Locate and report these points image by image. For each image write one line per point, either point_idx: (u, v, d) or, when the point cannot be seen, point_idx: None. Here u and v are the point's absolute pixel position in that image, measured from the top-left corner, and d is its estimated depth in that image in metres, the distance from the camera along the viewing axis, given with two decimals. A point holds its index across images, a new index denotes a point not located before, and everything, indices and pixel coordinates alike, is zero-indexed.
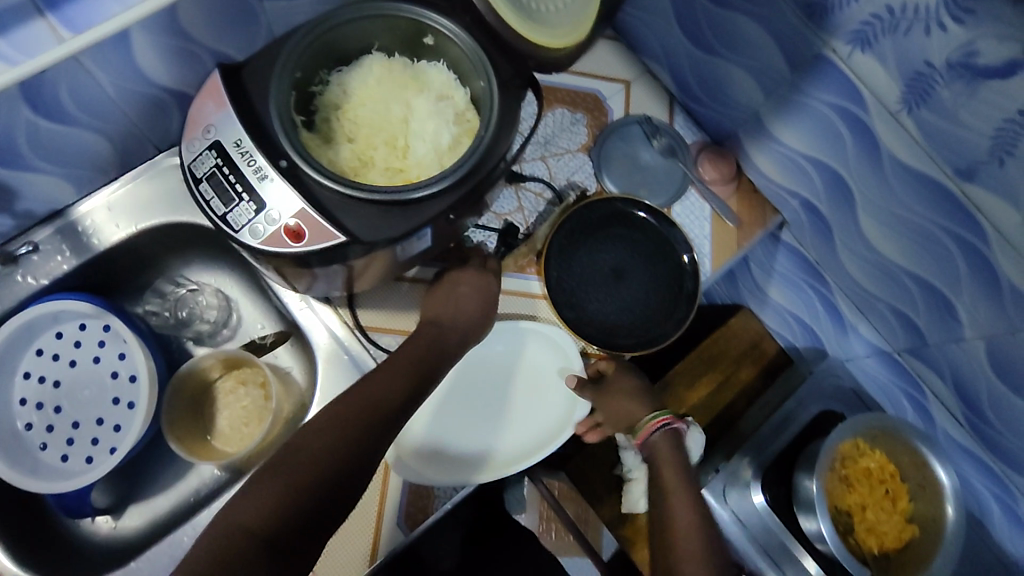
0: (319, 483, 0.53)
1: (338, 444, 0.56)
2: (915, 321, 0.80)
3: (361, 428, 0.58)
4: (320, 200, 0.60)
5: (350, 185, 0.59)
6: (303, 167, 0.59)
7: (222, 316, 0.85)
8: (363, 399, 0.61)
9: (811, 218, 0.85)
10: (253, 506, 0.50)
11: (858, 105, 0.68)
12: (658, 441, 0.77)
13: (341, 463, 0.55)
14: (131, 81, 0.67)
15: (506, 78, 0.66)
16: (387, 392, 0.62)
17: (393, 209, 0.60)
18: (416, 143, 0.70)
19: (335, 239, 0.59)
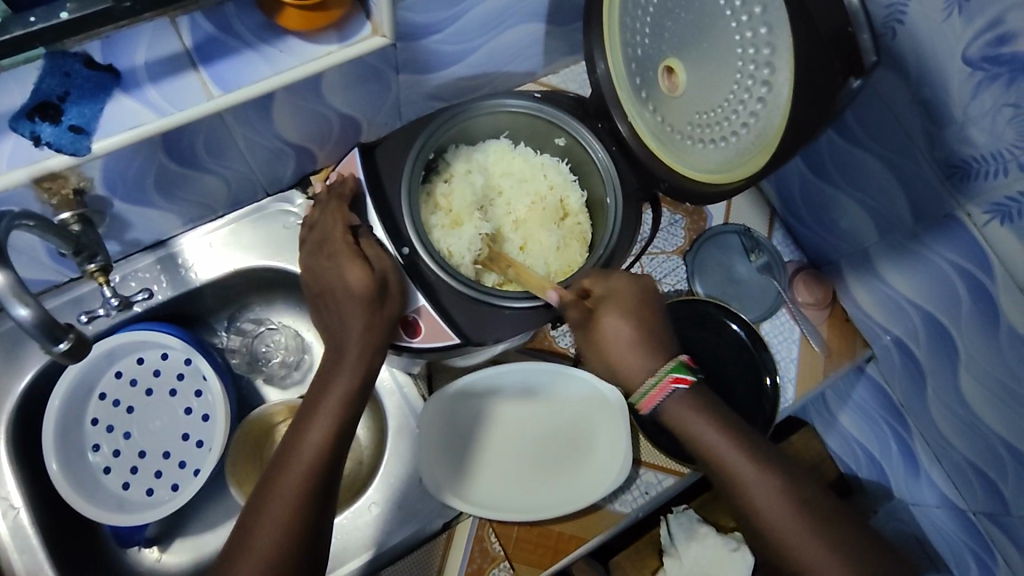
0: (310, 506, 0.52)
1: (318, 465, 0.53)
2: (1000, 488, 0.77)
3: (321, 463, 0.53)
4: (439, 295, 0.62)
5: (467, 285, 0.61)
6: (423, 255, 0.61)
7: (295, 358, 0.86)
8: (319, 410, 0.56)
9: (904, 360, 0.82)
10: (275, 510, 0.51)
11: (983, 270, 0.66)
12: (670, 410, 0.57)
13: (324, 473, 0.53)
14: (261, 136, 0.68)
15: (630, 190, 0.66)
16: (328, 414, 0.55)
17: (505, 311, 0.62)
18: (468, 227, 0.68)
19: (449, 340, 0.61)
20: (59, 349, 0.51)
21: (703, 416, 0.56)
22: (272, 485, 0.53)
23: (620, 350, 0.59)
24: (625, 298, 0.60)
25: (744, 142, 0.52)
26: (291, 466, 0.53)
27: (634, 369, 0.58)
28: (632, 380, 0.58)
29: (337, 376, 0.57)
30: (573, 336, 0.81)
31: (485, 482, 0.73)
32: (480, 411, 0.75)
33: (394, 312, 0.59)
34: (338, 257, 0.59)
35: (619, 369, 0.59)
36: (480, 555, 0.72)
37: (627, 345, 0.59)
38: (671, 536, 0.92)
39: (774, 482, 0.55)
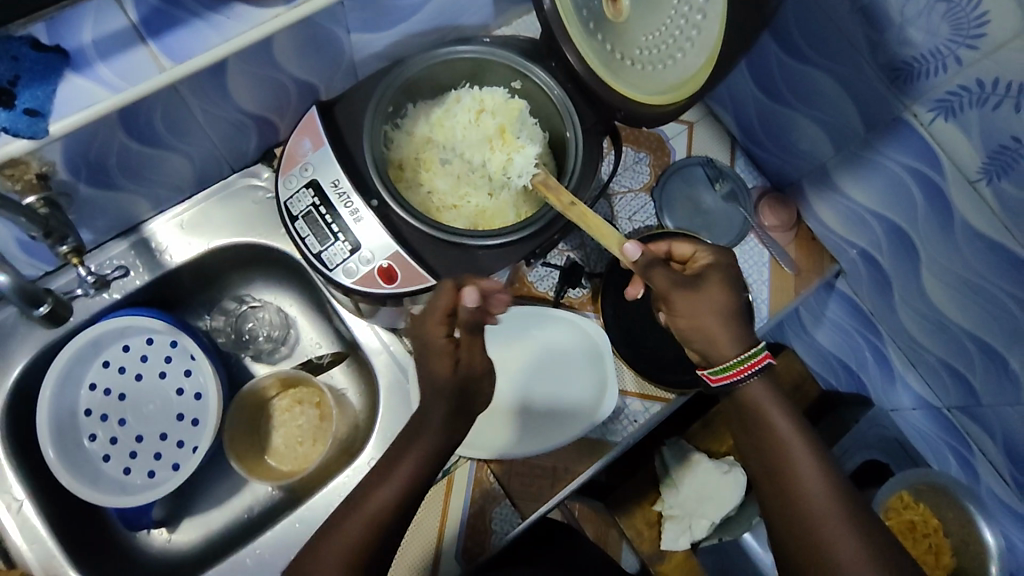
0: (361, 565, 0.52)
1: (375, 529, 0.54)
2: (970, 380, 0.81)
3: (380, 529, 0.54)
4: (410, 243, 0.60)
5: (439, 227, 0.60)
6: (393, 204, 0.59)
7: (282, 334, 0.87)
8: (392, 471, 0.56)
9: (870, 270, 0.85)
10: (329, 558, 0.52)
11: (934, 168, 0.68)
12: (752, 390, 0.60)
13: (379, 540, 0.54)
14: (219, 107, 0.69)
15: (590, 125, 0.67)
16: (403, 472, 0.56)
17: (479, 253, 0.61)
18: (518, 156, 0.69)
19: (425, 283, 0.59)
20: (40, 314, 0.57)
21: (780, 407, 0.59)
22: (335, 531, 0.54)
23: (709, 322, 0.60)
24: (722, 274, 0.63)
25: (689, 57, 0.54)
26: (361, 519, 0.54)
27: (725, 342, 0.60)
28: (720, 352, 0.60)
29: (413, 449, 0.57)
30: (550, 280, 0.83)
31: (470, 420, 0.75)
32: None
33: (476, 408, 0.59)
34: (433, 351, 0.56)
35: (709, 337, 0.60)
36: (481, 496, 0.75)
37: (722, 317, 0.60)
38: (665, 467, 0.98)
39: (832, 483, 0.56)
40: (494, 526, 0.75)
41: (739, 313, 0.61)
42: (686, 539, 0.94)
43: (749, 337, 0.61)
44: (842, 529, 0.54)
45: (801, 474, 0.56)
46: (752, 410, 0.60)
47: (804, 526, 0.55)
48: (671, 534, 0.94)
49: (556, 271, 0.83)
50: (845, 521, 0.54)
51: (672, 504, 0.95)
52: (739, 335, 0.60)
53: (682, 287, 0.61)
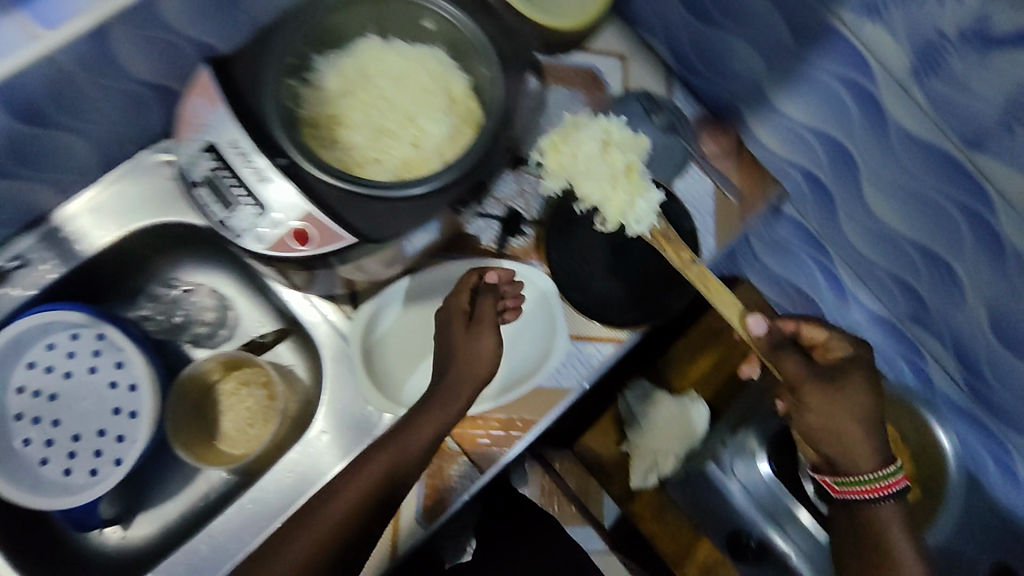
0: (359, 516, 0.61)
1: (373, 486, 0.62)
2: (917, 289, 0.81)
3: (380, 487, 0.62)
4: (324, 199, 0.56)
5: (352, 181, 0.56)
6: (307, 167, 0.56)
7: (219, 316, 0.83)
8: (406, 438, 0.63)
9: (813, 190, 0.84)
10: (335, 509, 0.61)
11: (865, 75, 0.67)
12: (878, 512, 0.67)
13: (380, 498, 0.62)
14: (108, 77, 0.64)
15: (509, 59, 0.63)
16: (381, 460, 0.62)
17: (400, 206, 0.58)
18: (642, 200, 0.72)
19: (345, 241, 0.56)
20: None
21: (806, 362, 0.67)
22: (347, 482, 0.62)
23: (851, 441, 0.66)
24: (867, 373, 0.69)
25: None
26: (362, 478, 0.62)
27: (864, 457, 0.67)
28: (857, 465, 0.67)
29: (427, 420, 0.64)
30: (491, 232, 0.80)
31: (416, 381, 0.73)
32: (409, 320, 0.74)
33: (471, 379, 0.65)
34: (453, 320, 0.68)
35: (845, 442, 0.66)
36: (438, 456, 0.73)
37: (862, 417, 0.66)
38: (630, 410, 0.98)
39: (924, 569, 0.66)
40: (453, 483, 0.73)
41: (879, 427, 0.67)
42: (653, 475, 0.96)
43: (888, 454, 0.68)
44: None
45: (895, 545, 0.66)
46: (829, 440, 0.67)
47: (884, 556, 0.66)
48: (640, 472, 0.96)
49: (495, 221, 0.80)
50: (916, 573, 0.65)
51: (637, 444, 0.97)
52: (871, 443, 0.67)
53: (823, 381, 0.66)
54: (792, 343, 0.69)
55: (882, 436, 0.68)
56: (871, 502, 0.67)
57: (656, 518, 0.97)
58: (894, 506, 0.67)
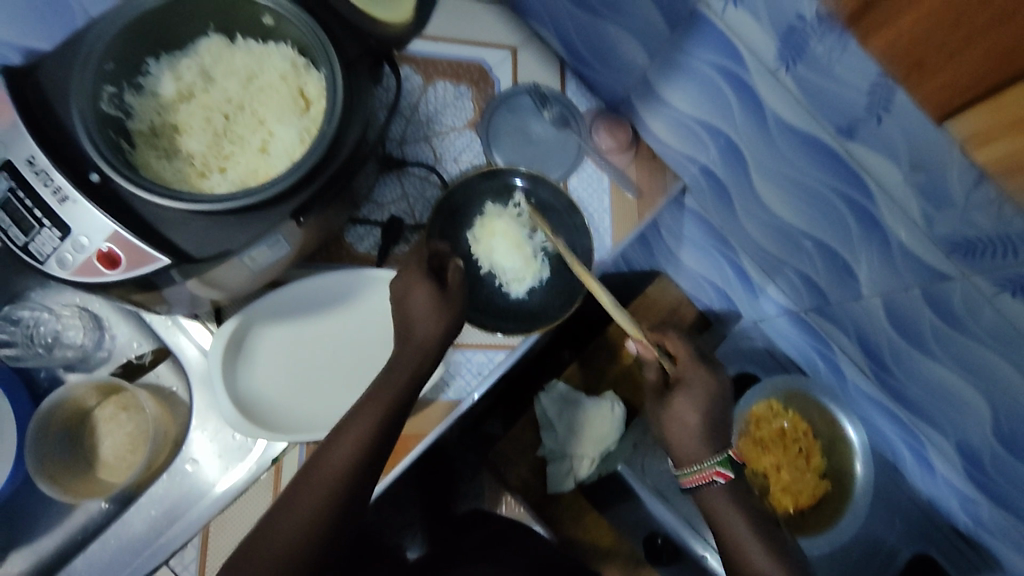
0: (326, 519, 0.56)
1: (338, 480, 0.57)
2: (818, 281, 0.79)
3: (342, 482, 0.57)
4: (141, 216, 0.52)
5: (169, 195, 0.51)
6: (114, 177, 0.51)
7: (91, 338, 0.78)
8: (357, 420, 0.59)
9: (710, 183, 0.81)
10: (295, 515, 0.55)
11: (738, 63, 0.64)
12: (708, 500, 0.69)
13: (342, 497, 0.57)
14: None
15: (352, 57, 0.58)
16: (376, 411, 0.59)
17: (230, 218, 0.54)
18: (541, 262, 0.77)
19: (159, 261, 0.52)
20: None
21: (707, 393, 0.73)
22: (307, 478, 0.57)
23: (681, 430, 0.72)
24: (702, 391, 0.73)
25: None
26: (327, 471, 0.57)
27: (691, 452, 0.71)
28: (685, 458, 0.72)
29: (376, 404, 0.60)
30: (372, 239, 0.76)
31: (284, 401, 0.68)
32: (278, 335, 0.69)
33: (434, 336, 0.64)
34: (414, 284, 0.65)
35: (677, 440, 0.72)
36: None
37: (691, 428, 0.71)
38: (546, 413, 0.94)
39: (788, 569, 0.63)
40: None
41: (714, 413, 0.72)
42: (570, 480, 0.92)
43: (719, 445, 0.71)
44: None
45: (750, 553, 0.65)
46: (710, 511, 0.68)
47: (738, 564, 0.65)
48: (556, 476, 0.93)
49: (377, 229, 0.76)
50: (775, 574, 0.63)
51: (551, 449, 0.93)
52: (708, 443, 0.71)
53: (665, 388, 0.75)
54: (723, 386, 0.74)
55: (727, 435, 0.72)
56: (707, 488, 0.69)
57: (575, 525, 0.94)
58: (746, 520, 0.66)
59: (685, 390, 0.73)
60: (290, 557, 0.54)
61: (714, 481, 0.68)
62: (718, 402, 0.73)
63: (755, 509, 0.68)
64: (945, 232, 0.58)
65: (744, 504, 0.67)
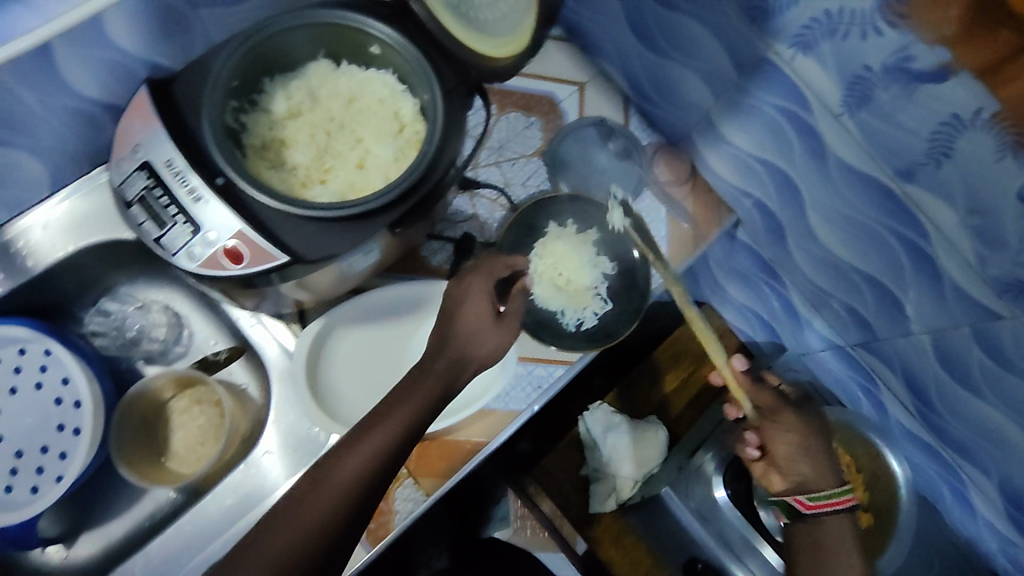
0: (343, 514, 0.55)
1: (360, 475, 0.56)
2: (867, 317, 0.82)
3: (363, 477, 0.56)
4: (259, 219, 0.57)
5: (288, 201, 0.57)
6: (240, 182, 0.56)
7: (171, 333, 0.83)
8: (391, 414, 0.59)
9: (765, 218, 0.85)
10: (312, 508, 0.54)
11: (803, 106, 0.68)
12: (803, 526, 0.71)
13: (360, 494, 0.56)
14: (59, 96, 0.65)
15: (451, 86, 0.64)
16: (411, 408, 0.59)
17: (336, 225, 0.58)
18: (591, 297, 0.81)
19: (276, 259, 0.57)
20: None
21: (802, 439, 0.72)
22: (327, 470, 0.56)
23: (789, 456, 0.72)
24: (798, 427, 0.73)
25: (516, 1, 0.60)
26: (350, 465, 0.56)
27: (807, 477, 0.72)
28: (811, 484, 0.72)
29: (410, 401, 0.60)
30: (445, 253, 0.81)
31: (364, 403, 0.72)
32: (359, 341, 0.74)
33: (478, 344, 0.64)
34: (470, 292, 0.66)
35: (794, 473, 0.72)
36: None
37: (796, 453, 0.72)
38: (590, 432, 0.98)
39: None
40: (396, 506, 0.72)
41: (818, 443, 0.73)
42: (614, 499, 0.95)
43: (830, 478, 0.72)
44: None
45: None
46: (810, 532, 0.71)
47: None
48: (600, 495, 0.96)
49: (449, 245, 0.81)
50: None
51: (596, 467, 0.97)
52: (822, 473, 0.72)
53: (786, 417, 0.74)
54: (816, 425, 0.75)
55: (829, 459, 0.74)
56: (826, 516, 0.71)
57: (615, 546, 0.97)
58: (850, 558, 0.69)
59: (779, 430, 0.73)
60: (297, 557, 0.53)
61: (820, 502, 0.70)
62: (820, 435, 0.74)
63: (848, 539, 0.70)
64: (998, 273, 0.62)
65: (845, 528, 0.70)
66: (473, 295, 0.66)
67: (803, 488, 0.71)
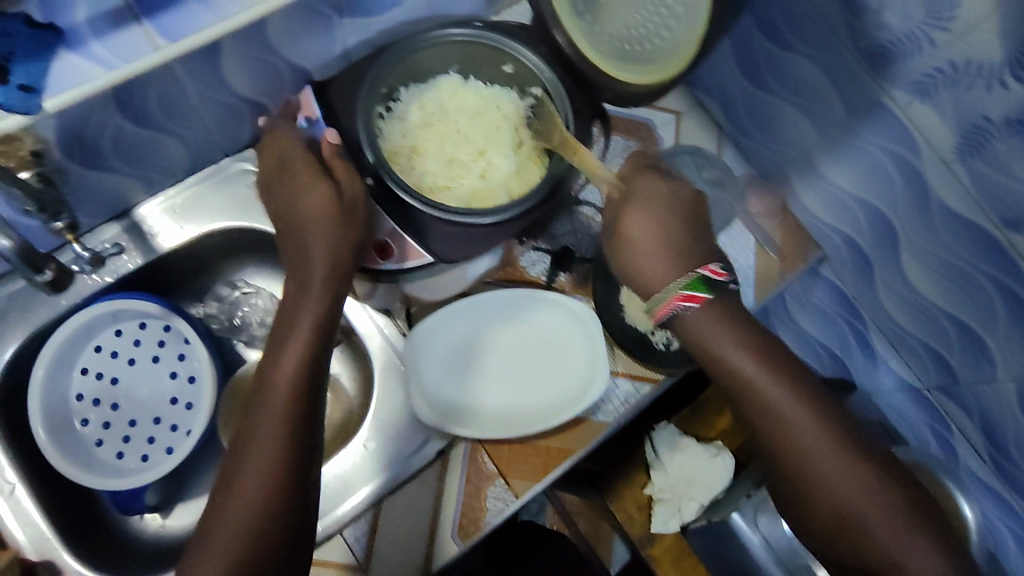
0: (296, 421, 0.57)
1: (297, 381, 0.58)
2: (948, 360, 0.84)
3: (301, 382, 0.58)
4: (411, 223, 0.65)
5: (433, 206, 0.64)
6: (389, 183, 0.65)
7: (272, 319, 0.87)
8: (297, 317, 0.60)
9: (853, 255, 0.88)
10: (267, 432, 0.56)
11: (911, 150, 0.71)
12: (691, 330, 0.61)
13: (302, 397, 0.58)
14: (215, 91, 0.69)
15: (579, 107, 0.69)
16: (311, 306, 0.60)
17: (475, 232, 0.64)
18: None
19: (423, 260, 0.65)
20: (45, 279, 0.60)
21: (729, 333, 0.61)
22: (268, 388, 0.58)
23: (650, 222, 0.64)
24: (653, 196, 0.65)
25: (675, 32, 0.61)
26: (285, 372, 0.58)
27: (657, 273, 0.62)
28: (651, 286, 0.63)
29: (304, 303, 0.61)
30: (542, 265, 0.84)
31: (465, 405, 0.76)
32: (460, 341, 0.79)
33: (322, 222, 0.61)
34: (298, 171, 0.62)
35: (638, 266, 0.64)
36: (476, 475, 0.76)
37: (651, 236, 0.63)
38: (656, 451, 0.99)
39: (868, 496, 0.59)
40: (488, 505, 0.75)
41: (670, 213, 0.64)
42: (677, 520, 0.97)
43: (689, 265, 0.62)
44: (868, 505, 0.59)
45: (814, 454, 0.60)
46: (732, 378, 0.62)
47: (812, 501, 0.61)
48: (662, 515, 0.97)
49: (546, 257, 0.84)
50: (867, 502, 0.59)
51: (662, 487, 0.98)
52: (671, 258, 0.62)
53: (631, 198, 0.65)
54: (682, 194, 0.66)
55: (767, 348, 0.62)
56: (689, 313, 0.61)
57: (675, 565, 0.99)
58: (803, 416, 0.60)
59: (636, 204, 0.65)
60: (274, 479, 0.54)
61: (681, 310, 0.61)
62: (787, 362, 0.62)
63: (823, 407, 0.61)
64: None
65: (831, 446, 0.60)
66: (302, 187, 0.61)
67: (684, 259, 0.62)
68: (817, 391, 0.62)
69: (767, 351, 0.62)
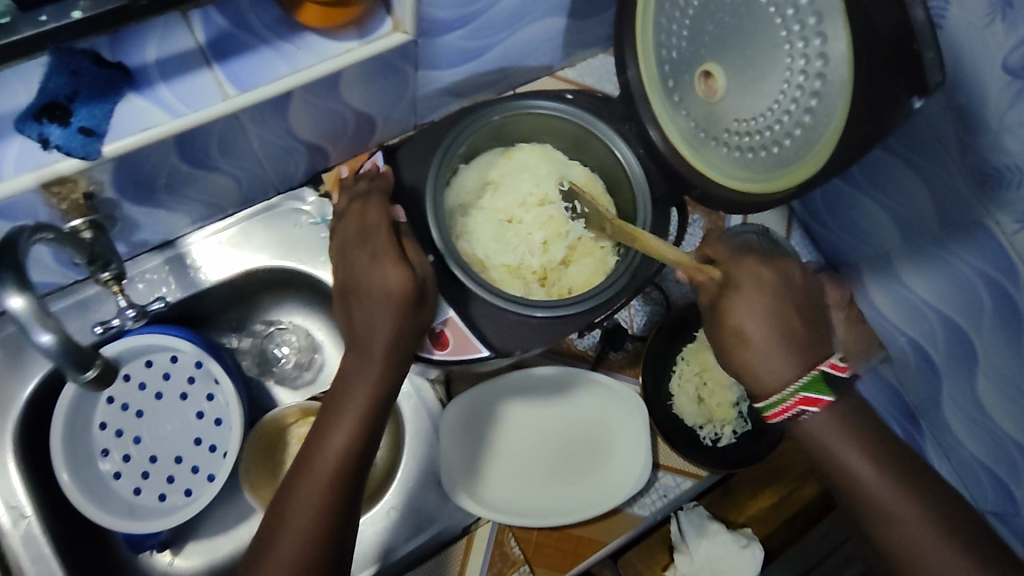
0: (336, 504, 0.54)
1: (342, 461, 0.55)
2: (1012, 491, 0.77)
3: (346, 466, 0.55)
4: (473, 311, 0.65)
5: (510, 301, 0.65)
6: (470, 285, 0.65)
7: (305, 358, 0.84)
8: (350, 393, 0.57)
9: (919, 362, 0.82)
10: (302, 513, 0.53)
11: (1008, 278, 0.64)
12: (807, 430, 0.55)
13: (346, 478, 0.55)
14: (277, 136, 0.66)
15: (659, 194, 0.67)
16: (365, 384, 0.58)
17: (548, 325, 0.65)
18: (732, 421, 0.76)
19: (478, 353, 0.64)
20: (87, 378, 0.56)
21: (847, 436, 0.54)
22: (307, 465, 0.55)
23: (739, 323, 0.57)
24: (752, 289, 0.58)
25: (787, 153, 0.51)
26: (331, 449, 0.55)
27: (770, 375, 0.56)
28: (763, 385, 0.56)
29: (359, 378, 0.58)
30: (592, 341, 0.80)
31: (503, 485, 0.73)
32: (501, 415, 0.76)
33: (389, 294, 0.59)
34: (371, 238, 0.62)
35: (751, 362, 0.57)
36: (500, 559, 0.71)
37: (763, 341, 0.56)
38: (681, 533, 0.87)
39: None
40: None
41: (779, 304, 0.57)
42: None
43: (810, 362, 0.56)
44: None
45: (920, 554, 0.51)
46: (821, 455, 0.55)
47: None
48: None
49: (597, 330, 0.80)
50: None
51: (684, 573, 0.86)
52: (793, 358, 0.56)
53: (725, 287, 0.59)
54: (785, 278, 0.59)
55: (875, 438, 0.54)
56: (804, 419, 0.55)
57: None
58: (908, 506, 0.52)
59: (738, 296, 0.58)
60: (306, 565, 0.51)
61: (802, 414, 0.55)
62: (898, 451, 0.54)
63: (943, 521, 0.51)
64: None
65: (928, 526, 0.51)
66: (370, 256, 0.61)
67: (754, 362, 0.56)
68: (918, 478, 0.53)
69: (873, 440, 0.54)
